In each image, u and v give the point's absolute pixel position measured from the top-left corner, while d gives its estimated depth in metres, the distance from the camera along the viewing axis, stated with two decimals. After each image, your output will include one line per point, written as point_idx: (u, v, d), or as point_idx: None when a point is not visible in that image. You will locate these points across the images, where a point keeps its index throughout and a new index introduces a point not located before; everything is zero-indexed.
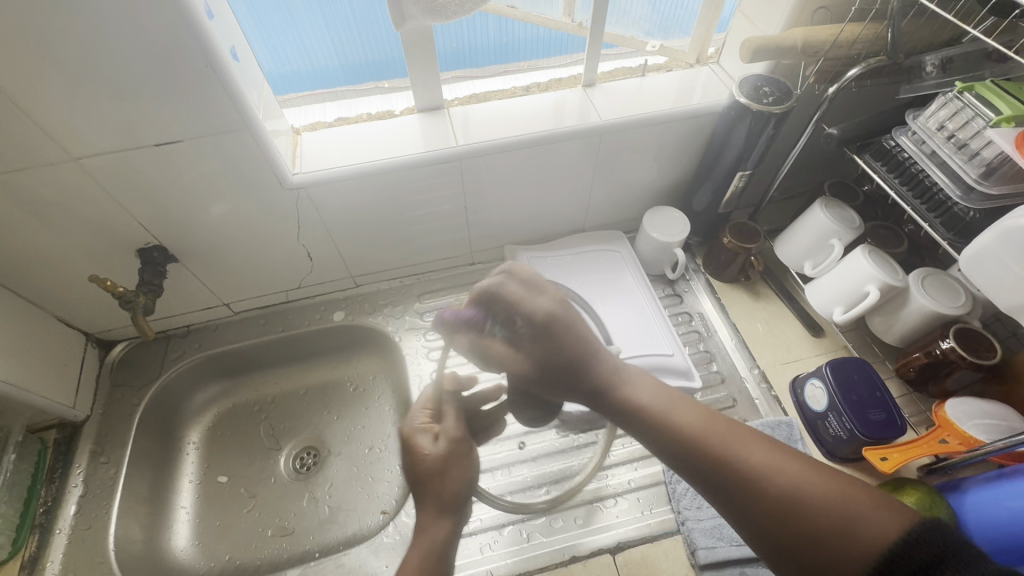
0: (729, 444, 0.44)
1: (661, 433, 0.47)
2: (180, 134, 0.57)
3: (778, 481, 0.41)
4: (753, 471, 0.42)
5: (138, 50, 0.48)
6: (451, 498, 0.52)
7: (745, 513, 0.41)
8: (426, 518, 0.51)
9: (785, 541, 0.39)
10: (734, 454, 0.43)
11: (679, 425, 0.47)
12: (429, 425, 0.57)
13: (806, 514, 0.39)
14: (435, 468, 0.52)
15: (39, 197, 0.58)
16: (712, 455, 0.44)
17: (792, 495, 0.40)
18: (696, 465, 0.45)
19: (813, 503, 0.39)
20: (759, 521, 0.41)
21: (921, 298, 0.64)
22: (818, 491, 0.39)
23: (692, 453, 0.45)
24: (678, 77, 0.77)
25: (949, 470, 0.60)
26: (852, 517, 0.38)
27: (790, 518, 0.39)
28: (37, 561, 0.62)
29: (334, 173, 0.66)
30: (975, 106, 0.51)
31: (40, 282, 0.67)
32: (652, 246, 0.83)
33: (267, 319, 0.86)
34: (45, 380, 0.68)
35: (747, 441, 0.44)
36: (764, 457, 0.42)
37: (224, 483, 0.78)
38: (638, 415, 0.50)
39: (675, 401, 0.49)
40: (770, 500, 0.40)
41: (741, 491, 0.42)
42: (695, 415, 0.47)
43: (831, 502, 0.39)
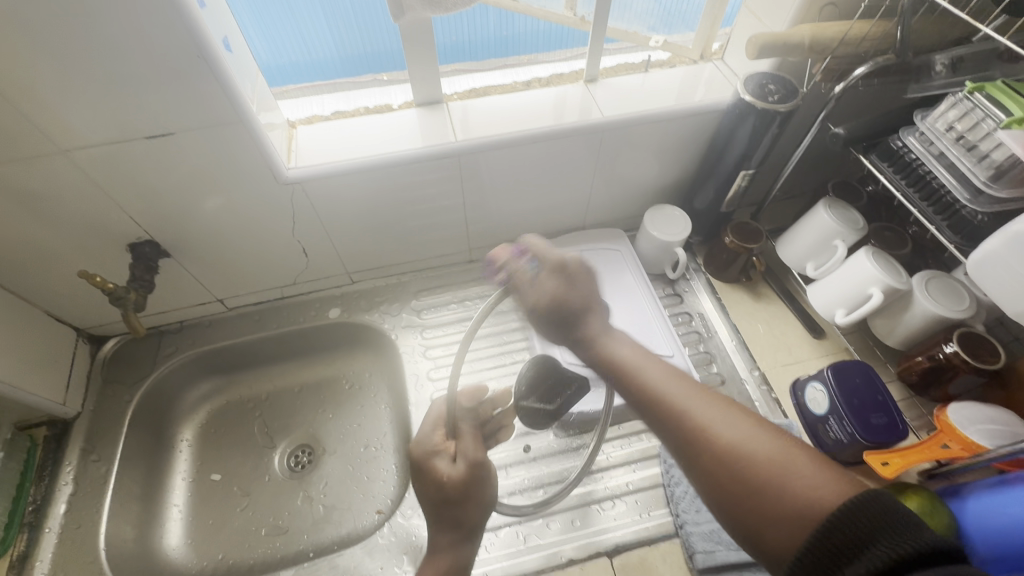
0: (683, 398, 0.41)
1: (625, 383, 0.45)
2: (172, 126, 0.55)
3: (720, 436, 0.37)
4: (699, 424, 0.39)
5: (127, 40, 0.47)
6: (472, 522, 0.48)
7: (689, 466, 0.39)
8: (440, 543, 0.47)
9: (725, 499, 0.36)
10: (686, 408, 0.40)
11: (642, 380, 0.44)
12: (446, 445, 0.49)
13: (745, 467, 0.36)
14: (456, 493, 0.46)
15: (27, 190, 0.56)
16: (664, 407, 0.41)
17: (733, 449, 0.36)
18: (650, 418, 0.42)
19: (751, 457, 0.36)
20: (703, 478, 0.38)
21: (924, 301, 0.64)
22: (762, 447, 0.36)
23: (647, 407, 0.43)
24: (681, 73, 0.76)
25: (951, 474, 0.58)
26: (789, 475, 0.34)
27: (731, 473, 0.36)
28: (26, 560, 0.61)
29: (330, 168, 0.65)
30: (986, 106, 0.50)
31: (29, 277, 0.66)
32: (653, 245, 0.82)
33: (262, 316, 0.85)
34: (35, 377, 0.67)
35: (702, 397, 0.41)
36: (715, 414, 0.39)
37: (218, 481, 0.77)
38: (609, 368, 0.48)
39: (650, 360, 0.46)
40: (712, 453, 0.37)
41: (687, 444, 0.39)
42: (659, 370, 0.44)
43: (773, 460, 0.35)
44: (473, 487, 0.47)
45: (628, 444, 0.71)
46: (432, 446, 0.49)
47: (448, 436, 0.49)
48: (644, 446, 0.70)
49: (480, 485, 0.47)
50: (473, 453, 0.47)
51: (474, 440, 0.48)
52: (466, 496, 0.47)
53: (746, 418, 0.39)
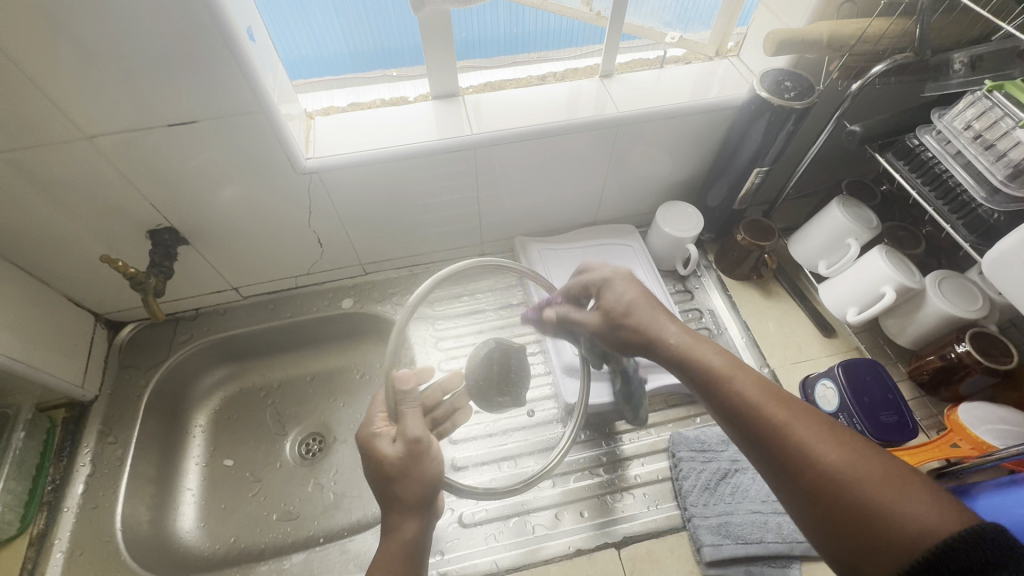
0: (786, 416, 0.39)
1: (712, 393, 0.43)
2: (195, 115, 0.56)
3: (830, 460, 0.36)
4: (807, 445, 0.37)
5: (154, 29, 0.48)
6: (417, 499, 0.44)
7: (792, 489, 0.37)
8: (394, 519, 0.44)
9: (828, 524, 0.35)
10: (792, 426, 0.38)
11: (735, 392, 0.41)
12: (388, 428, 0.48)
13: (859, 493, 0.35)
14: (391, 473, 0.44)
15: (50, 175, 0.57)
16: (765, 422, 0.39)
17: (847, 476, 0.35)
18: (746, 432, 0.40)
19: (864, 488, 0.35)
20: (804, 503, 0.37)
21: (937, 300, 0.64)
22: (876, 472, 0.35)
23: (741, 420, 0.41)
24: (696, 69, 0.76)
25: (959, 474, 0.58)
26: (905, 504, 0.33)
27: (839, 497, 0.35)
28: (44, 538, 0.63)
29: (347, 159, 0.66)
30: (1005, 105, 0.50)
31: (51, 261, 0.67)
32: (664, 241, 0.83)
33: (275, 304, 0.86)
34: (55, 359, 0.68)
35: (809, 415, 0.39)
36: (826, 435, 0.37)
37: (230, 467, 0.78)
38: (694, 371, 0.45)
39: (736, 363, 0.44)
40: (820, 479, 0.36)
41: (790, 467, 0.37)
42: (754, 382, 0.42)
43: (887, 487, 0.34)
44: (411, 464, 0.45)
45: (637, 437, 0.71)
46: (373, 430, 0.48)
47: (390, 421, 0.49)
48: (652, 440, 0.71)
49: (420, 464, 0.45)
50: (413, 432, 0.46)
51: (416, 419, 0.47)
52: (403, 475, 0.44)
53: (855, 439, 0.37)
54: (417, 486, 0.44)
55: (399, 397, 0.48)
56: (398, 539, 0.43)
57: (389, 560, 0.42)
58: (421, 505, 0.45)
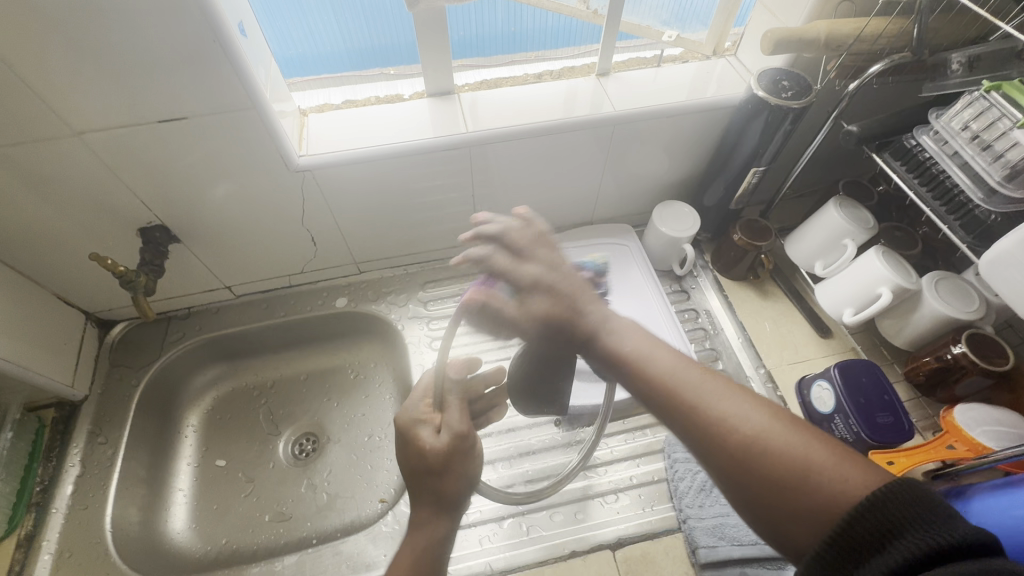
0: (699, 391, 0.38)
1: (634, 380, 0.41)
2: (185, 112, 0.55)
3: (740, 433, 0.35)
4: (718, 420, 0.36)
5: (143, 24, 0.47)
6: (451, 498, 0.45)
7: (713, 468, 0.36)
8: (421, 514, 0.45)
9: (749, 498, 0.34)
10: (703, 402, 0.37)
11: (652, 371, 0.40)
12: (430, 414, 0.48)
13: (769, 466, 0.33)
14: (435, 464, 0.45)
15: (38, 172, 0.56)
16: (679, 400, 0.38)
17: (760, 447, 0.34)
18: (664, 411, 0.39)
19: (775, 460, 0.33)
20: (724, 480, 0.35)
21: (934, 301, 0.63)
22: (787, 438, 0.34)
23: (658, 400, 0.39)
24: (694, 68, 0.76)
25: (957, 476, 0.57)
26: (818, 469, 0.32)
27: (754, 472, 0.34)
28: (33, 540, 0.62)
29: (341, 157, 0.65)
30: (1002, 106, 0.49)
31: (40, 258, 0.66)
32: (660, 241, 0.82)
33: (269, 304, 0.85)
34: (45, 359, 0.67)
35: (718, 385, 0.38)
36: (736, 404, 0.36)
37: (222, 467, 0.78)
38: (614, 362, 0.42)
39: (657, 346, 0.42)
40: (730, 456, 0.35)
41: (704, 445, 0.36)
42: (669, 357, 0.40)
43: (800, 452, 0.33)
44: (456, 458, 0.46)
45: (632, 438, 0.71)
46: (415, 413, 0.48)
47: (434, 407, 0.48)
48: (648, 440, 0.71)
49: (462, 458, 0.46)
50: (456, 425, 0.46)
51: (460, 411, 0.47)
52: (444, 468, 0.45)
53: (763, 404, 0.36)
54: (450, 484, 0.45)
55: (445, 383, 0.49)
56: (426, 535, 0.44)
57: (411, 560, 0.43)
58: (446, 505, 0.45)
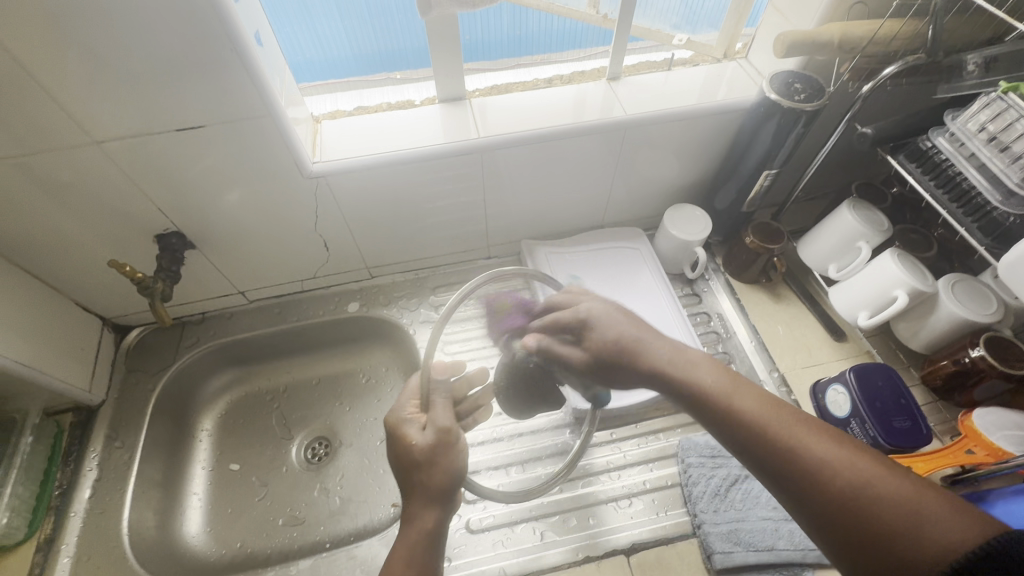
0: (796, 434, 0.38)
1: (719, 417, 0.42)
2: (202, 120, 0.56)
3: (841, 477, 0.36)
4: (816, 465, 0.36)
5: (161, 34, 0.48)
6: (440, 489, 0.44)
7: (806, 510, 0.37)
8: (414, 508, 0.44)
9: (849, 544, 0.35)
10: (802, 445, 0.38)
11: (738, 411, 0.41)
12: (419, 415, 0.48)
13: (873, 514, 0.34)
14: (421, 458, 0.45)
15: (59, 180, 0.57)
16: (773, 445, 0.38)
17: (859, 493, 0.35)
18: (754, 454, 0.39)
19: (879, 506, 0.34)
20: (827, 527, 0.36)
21: (951, 304, 0.63)
22: (889, 486, 0.34)
23: (752, 444, 0.40)
24: (704, 71, 0.76)
25: (976, 481, 0.58)
26: (924, 517, 0.33)
27: (853, 515, 0.34)
28: (52, 543, 0.63)
29: (354, 163, 0.65)
30: (1020, 106, 0.49)
31: (59, 265, 0.67)
32: (671, 244, 0.82)
33: (282, 309, 0.86)
34: (62, 364, 0.68)
35: (813, 435, 0.38)
36: (835, 451, 0.37)
37: (236, 471, 0.78)
38: (695, 400, 0.43)
39: (740, 385, 0.43)
40: (835, 499, 0.35)
41: (806, 488, 0.37)
42: (756, 400, 0.41)
43: (901, 498, 0.34)
44: (439, 454, 0.45)
45: (645, 442, 0.70)
46: (403, 415, 0.48)
47: (422, 409, 0.49)
48: (661, 445, 0.70)
49: (448, 453, 0.46)
50: (441, 422, 0.47)
51: (444, 410, 0.48)
52: (429, 463, 0.45)
53: (867, 454, 0.37)
54: (442, 475, 0.45)
55: (431, 385, 0.50)
56: (420, 527, 0.43)
57: (407, 546, 0.43)
58: (443, 492, 0.45)
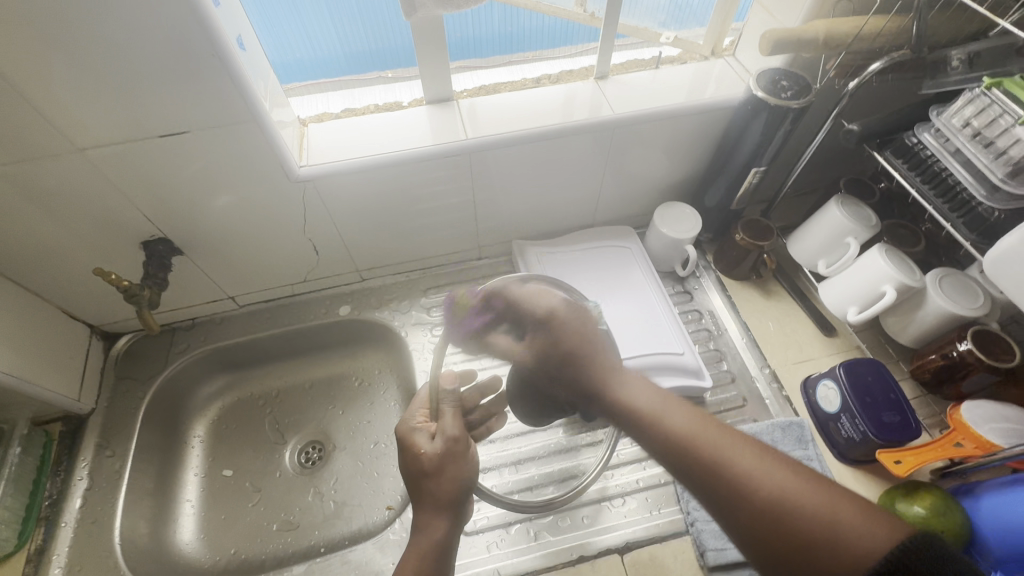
0: (721, 448, 0.39)
1: (649, 429, 0.43)
2: (187, 125, 0.55)
3: (767, 490, 0.36)
4: (741, 477, 0.37)
5: (143, 39, 0.47)
6: (449, 498, 0.45)
7: (731, 522, 0.37)
8: (424, 517, 0.45)
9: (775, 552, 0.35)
10: (727, 458, 0.38)
11: (669, 427, 0.42)
12: (428, 424, 0.49)
13: (797, 523, 0.35)
14: (431, 468, 0.45)
15: (41, 188, 0.57)
16: (701, 460, 0.39)
17: (779, 505, 0.36)
18: (683, 468, 0.40)
19: (803, 515, 0.35)
20: (752, 536, 0.36)
21: (938, 298, 0.63)
22: (807, 499, 0.35)
23: (681, 455, 0.40)
24: (691, 69, 0.76)
25: (964, 473, 0.59)
26: (842, 531, 0.34)
27: (775, 527, 0.35)
28: (43, 554, 0.62)
29: (340, 166, 0.65)
30: (1004, 102, 0.49)
31: (45, 274, 0.67)
32: (662, 243, 0.82)
33: (273, 313, 0.85)
34: (51, 373, 0.68)
35: (741, 446, 0.39)
36: (757, 464, 0.38)
37: (229, 477, 0.78)
38: (630, 414, 0.44)
39: (669, 401, 0.44)
40: (759, 508, 0.36)
41: (733, 498, 0.37)
42: (686, 417, 0.42)
43: (821, 511, 0.35)
44: (448, 462, 0.46)
45: (638, 441, 0.71)
46: (412, 424, 0.49)
47: (430, 418, 0.49)
48: None
49: (458, 461, 0.46)
50: (451, 430, 0.47)
51: (453, 418, 0.48)
52: (438, 473, 0.45)
53: (786, 466, 0.38)
54: (453, 484, 0.45)
55: (439, 393, 0.50)
56: (429, 539, 0.44)
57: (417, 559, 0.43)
58: (452, 500, 0.46)
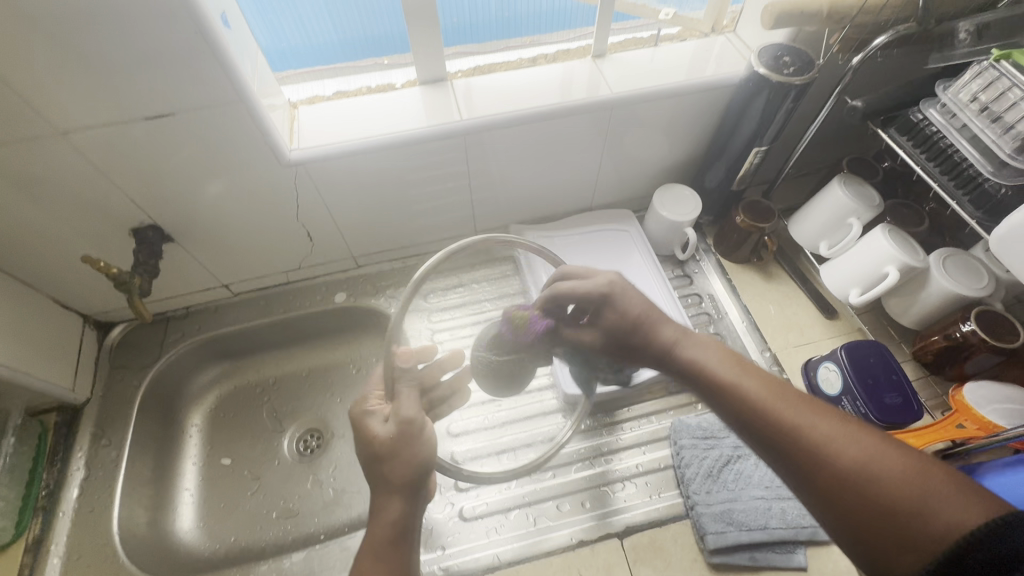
0: (802, 417, 0.39)
1: (719, 395, 0.44)
2: (173, 107, 0.54)
3: (848, 456, 0.36)
4: (823, 443, 0.37)
5: (127, 20, 0.46)
6: (404, 481, 0.43)
7: (807, 487, 0.37)
8: (380, 497, 0.43)
9: (855, 521, 0.35)
10: (807, 425, 0.38)
11: (746, 392, 0.42)
12: (382, 406, 0.47)
13: (879, 493, 0.34)
14: (383, 451, 0.43)
15: (26, 174, 0.55)
16: (780, 426, 0.39)
17: (861, 471, 0.35)
18: (758, 434, 0.40)
19: (888, 486, 0.34)
20: (830, 504, 0.36)
21: (942, 279, 0.62)
22: (897, 467, 0.34)
23: (756, 420, 0.41)
24: (692, 46, 0.74)
25: (966, 456, 0.57)
26: (932, 499, 0.32)
27: (857, 493, 0.35)
28: (41, 544, 0.62)
29: (333, 150, 0.63)
30: (1013, 75, 0.48)
31: (33, 263, 0.65)
32: (662, 226, 0.81)
33: (267, 301, 0.84)
34: (43, 363, 0.67)
35: (825, 416, 0.39)
36: (840, 431, 0.37)
37: (227, 466, 0.77)
38: (703, 379, 0.46)
39: (746, 367, 0.44)
40: (838, 475, 0.36)
41: (809, 465, 0.37)
42: (762, 384, 0.42)
43: (906, 479, 0.34)
44: (401, 445, 0.44)
45: (637, 426, 0.70)
46: (366, 407, 0.47)
47: (386, 399, 0.48)
48: (654, 427, 0.70)
49: (410, 445, 0.44)
50: (405, 413, 0.44)
51: (408, 399, 0.45)
52: (392, 455, 0.43)
53: (871, 434, 0.37)
54: (405, 467, 0.43)
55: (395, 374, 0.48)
56: (384, 521, 0.42)
57: (373, 543, 0.42)
58: (408, 486, 0.43)
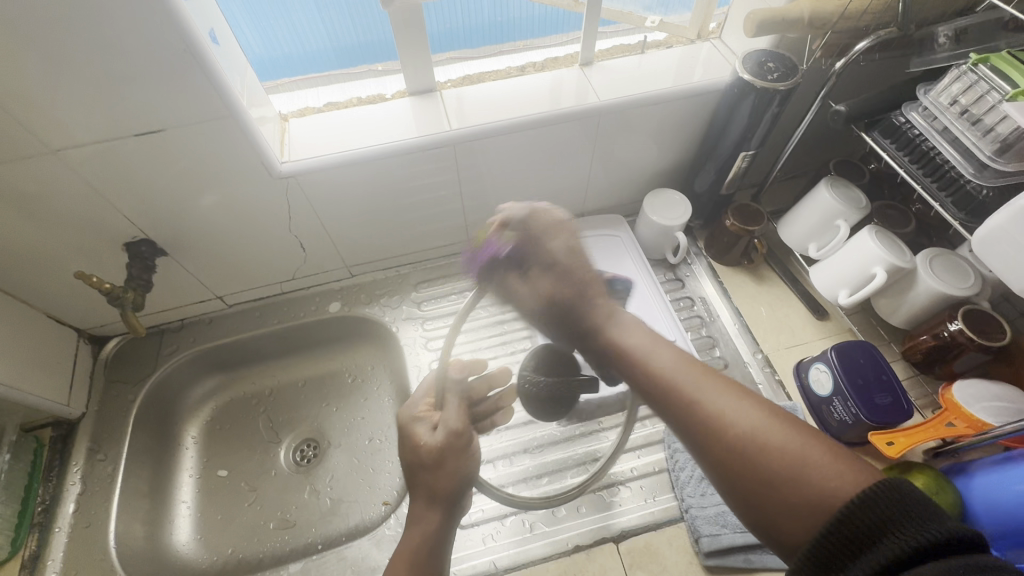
0: (701, 389, 0.40)
1: (637, 372, 0.45)
2: (163, 124, 0.54)
3: (734, 429, 0.37)
4: (713, 416, 0.38)
5: (116, 37, 0.46)
6: (443, 491, 0.45)
7: (703, 458, 0.38)
8: (417, 510, 0.45)
9: (742, 492, 0.36)
10: (703, 398, 0.40)
11: (657, 368, 0.44)
12: (430, 413, 0.48)
13: (762, 463, 0.35)
14: (429, 459, 0.45)
15: (15, 191, 0.55)
16: (680, 400, 0.41)
17: (746, 442, 0.36)
18: (665, 408, 0.42)
19: (769, 455, 0.35)
20: (721, 473, 0.37)
21: (928, 278, 0.63)
22: (779, 438, 0.36)
23: (664, 395, 0.42)
24: (678, 53, 0.75)
25: (957, 452, 0.59)
26: (808, 467, 0.34)
27: (743, 464, 0.36)
28: (38, 560, 0.62)
29: (323, 162, 0.64)
30: (991, 79, 0.49)
31: (27, 279, 0.66)
32: (652, 230, 0.82)
33: (263, 312, 0.85)
34: (38, 379, 0.67)
35: (719, 389, 0.40)
36: (731, 404, 0.39)
37: (224, 477, 0.78)
38: (622, 360, 0.47)
39: (661, 345, 0.46)
40: (726, 445, 0.37)
41: (703, 437, 0.38)
42: (674, 359, 0.44)
43: (787, 450, 0.35)
44: (449, 455, 0.45)
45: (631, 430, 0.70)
46: (415, 413, 0.48)
47: (434, 407, 0.49)
48: (648, 431, 0.70)
49: (459, 455, 0.46)
50: (453, 423, 0.46)
51: (458, 410, 0.47)
52: (437, 465, 0.45)
53: (760, 407, 0.38)
54: (448, 479, 0.45)
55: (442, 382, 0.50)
56: (420, 532, 0.45)
57: (408, 553, 0.44)
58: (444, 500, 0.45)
